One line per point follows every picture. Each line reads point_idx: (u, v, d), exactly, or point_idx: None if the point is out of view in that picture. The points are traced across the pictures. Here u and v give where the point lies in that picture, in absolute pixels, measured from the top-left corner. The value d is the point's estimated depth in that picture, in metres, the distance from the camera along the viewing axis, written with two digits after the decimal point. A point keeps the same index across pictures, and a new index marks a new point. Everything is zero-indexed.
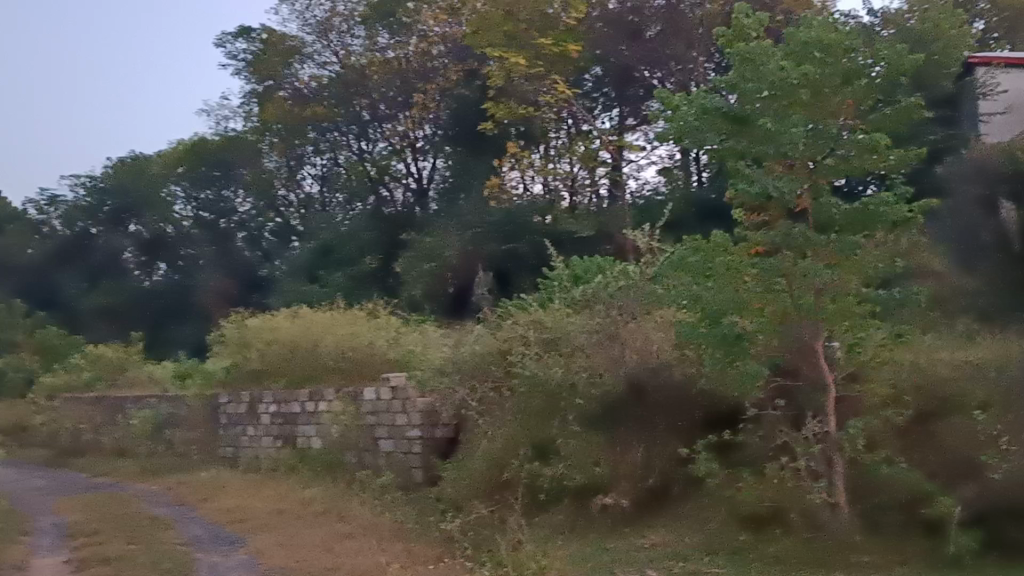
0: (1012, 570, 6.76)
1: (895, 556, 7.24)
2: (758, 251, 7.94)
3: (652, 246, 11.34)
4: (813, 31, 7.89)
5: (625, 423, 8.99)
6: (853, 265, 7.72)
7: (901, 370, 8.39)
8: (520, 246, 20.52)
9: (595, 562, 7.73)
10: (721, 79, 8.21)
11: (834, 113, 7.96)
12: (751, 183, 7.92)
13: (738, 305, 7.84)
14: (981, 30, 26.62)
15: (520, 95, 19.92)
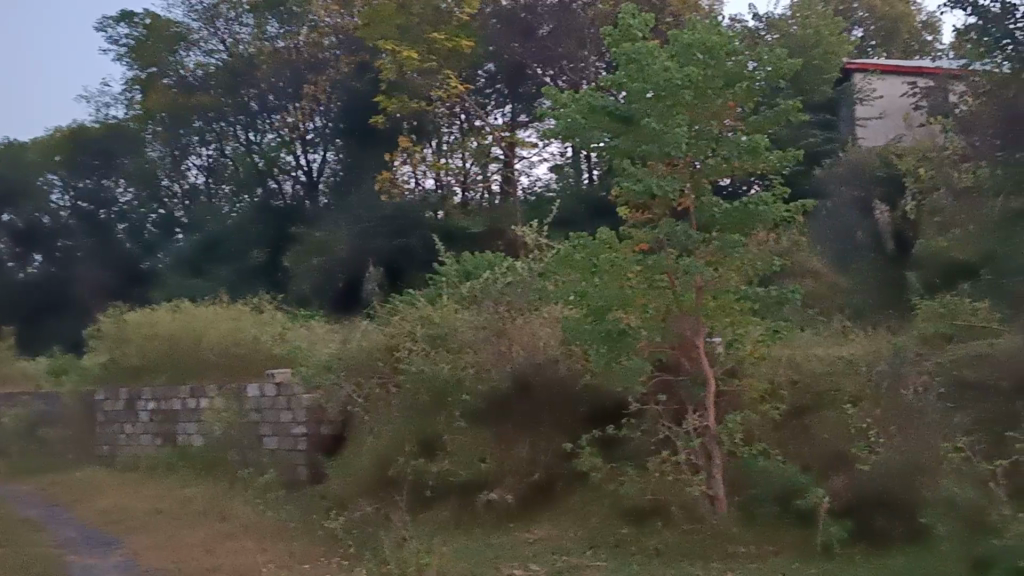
0: (879, 559, 7.03)
1: (770, 546, 7.44)
2: (642, 249, 8.05)
3: (540, 242, 11.41)
4: (697, 34, 8.04)
5: (511, 419, 9.14)
6: (732, 263, 7.90)
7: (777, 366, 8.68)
8: (411, 241, 20.29)
9: (479, 558, 7.73)
10: (607, 79, 8.28)
11: (716, 114, 8.15)
12: (637, 181, 7.99)
13: (622, 300, 7.91)
14: (860, 38, 27.60)
15: (413, 89, 19.80)
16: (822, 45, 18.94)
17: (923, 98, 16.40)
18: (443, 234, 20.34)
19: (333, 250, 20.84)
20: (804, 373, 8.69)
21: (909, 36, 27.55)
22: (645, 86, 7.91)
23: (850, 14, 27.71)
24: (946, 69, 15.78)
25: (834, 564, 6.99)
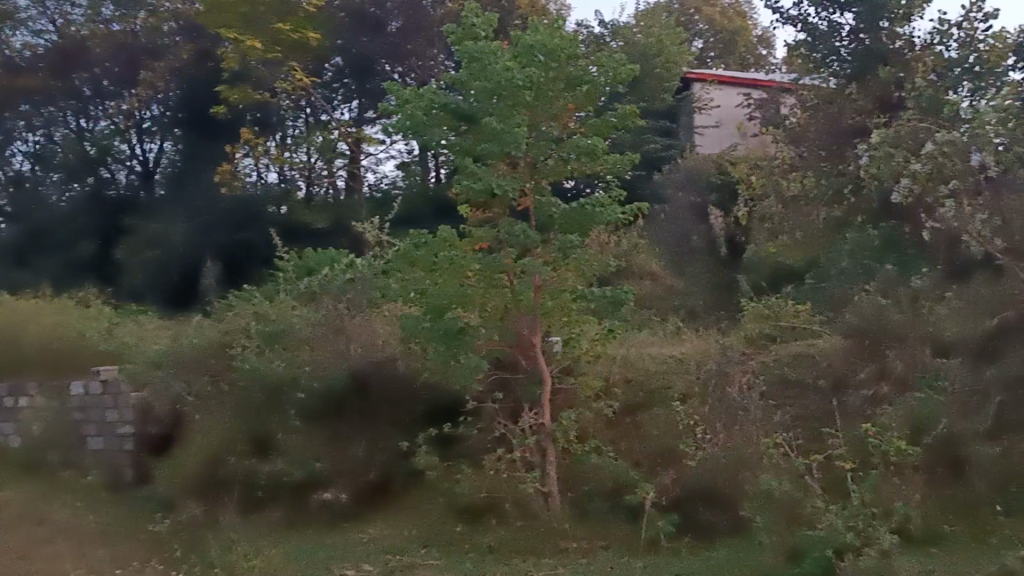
0: (703, 550, 7.29)
1: (600, 540, 7.61)
2: (481, 247, 8.02)
3: (381, 239, 11.30)
4: (538, 36, 8.07)
5: (347, 416, 8.98)
6: (567, 263, 8.01)
7: (611, 364, 8.81)
8: (252, 237, 20.09)
9: (311, 558, 7.60)
10: (449, 76, 8.23)
11: (556, 116, 8.26)
12: (476, 180, 8.01)
13: (461, 298, 7.90)
14: (699, 49, 28.61)
15: (258, 80, 19.26)
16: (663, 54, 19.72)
17: (756, 109, 17.08)
18: (281, 229, 19.98)
19: (170, 244, 19.58)
20: (637, 371, 8.89)
21: (744, 49, 28.68)
22: (488, 84, 7.92)
23: (691, 25, 28.77)
24: (779, 83, 16.53)
25: (659, 557, 7.21)
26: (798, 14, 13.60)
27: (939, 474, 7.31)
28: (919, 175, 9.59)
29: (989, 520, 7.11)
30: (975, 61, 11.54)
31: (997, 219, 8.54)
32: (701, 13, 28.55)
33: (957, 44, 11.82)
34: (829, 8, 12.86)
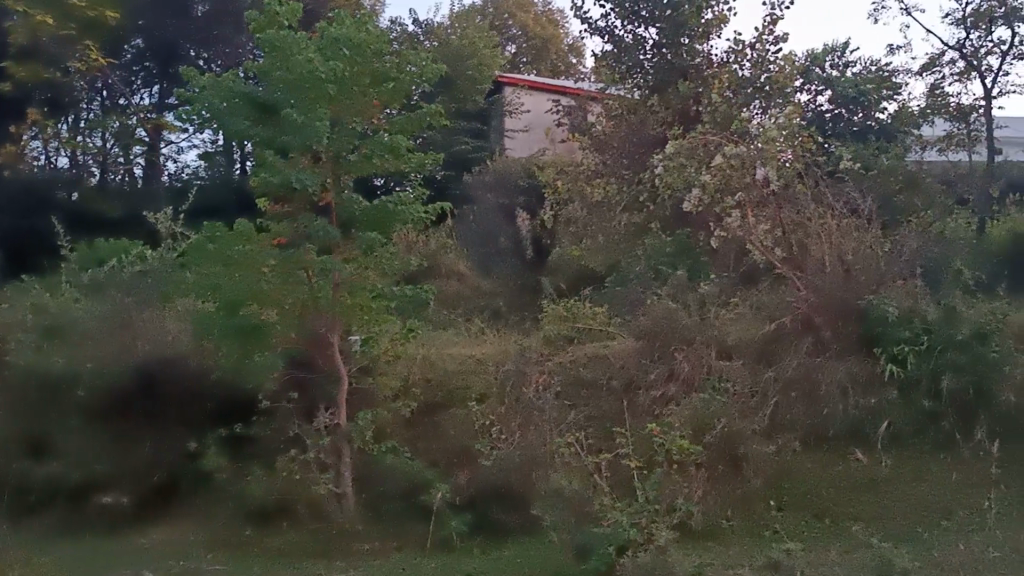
0: (493, 550, 7.36)
1: (393, 542, 7.61)
2: (278, 243, 7.81)
3: (177, 231, 10.80)
4: (344, 29, 7.90)
5: (131, 417, 8.49)
6: (368, 263, 7.94)
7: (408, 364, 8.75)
8: (37, 224, 17.69)
9: (84, 567, 7.17)
10: (250, 64, 7.92)
11: (360, 111, 8.14)
12: (273, 173, 7.74)
13: (256, 293, 7.58)
14: (512, 53, 28.95)
15: (49, 58, 16.53)
16: (475, 56, 20.03)
17: (564, 116, 17.42)
18: (69, 216, 18.49)
19: None
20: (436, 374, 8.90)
21: (556, 56, 29.26)
22: (292, 74, 7.67)
23: (505, 30, 29.20)
24: (586, 90, 16.93)
25: (450, 558, 7.25)
26: (605, 25, 13.99)
27: (719, 471, 7.54)
28: (707, 185, 10.04)
29: (763, 515, 7.46)
30: (765, 80, 12.23)
31: (778, 231, 9.34)
32: (516, 18, 28.98)
33: (749, 64, 12.49)
34: (634, 21, 13.28)
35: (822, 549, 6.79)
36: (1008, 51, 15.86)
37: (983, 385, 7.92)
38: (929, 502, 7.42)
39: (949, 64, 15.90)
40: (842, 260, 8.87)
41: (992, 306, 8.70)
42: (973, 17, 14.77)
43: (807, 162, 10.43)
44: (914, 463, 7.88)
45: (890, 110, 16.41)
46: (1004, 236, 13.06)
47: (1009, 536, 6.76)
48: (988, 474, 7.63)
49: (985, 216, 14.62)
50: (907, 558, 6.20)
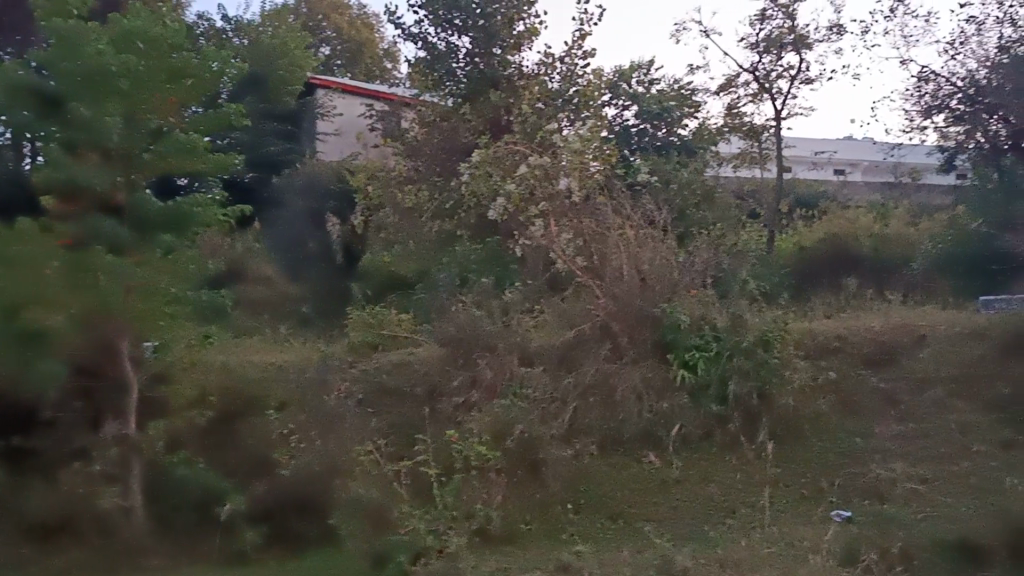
0: (290, 562, 7.20)
1: (184, 557, 7.33)
2: (64, 243, 7.23)
3: None
4: (138, 22, 7.54)
5: None
6: (160, 264, 7.49)
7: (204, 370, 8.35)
8: None
9: None
10: (35, 53, 7.44)
11: (153, 108, 7.68)
12: (56, 169, 7.24)
13: (38, 295, 7.02)
14: (326, 56, 28.33)
15: None
16: (288, 56, 18.44)
17: (378, 121, 17.30)
18: None
19: None
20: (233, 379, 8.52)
21: (371, 61, 29.03)
22: (81, 66, 7.24)
23: (319, 32, 28.48)
24: (400, 97, 16.87)
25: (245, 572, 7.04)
26: (419, 31, 13.99)
27: (518, 476, 7.67)
28: (512, 195, 10.20)
29: (560, 517, 7.62)
30: (574, 94, 12.55)
31: (579, 240, 9.56)
32: (330, 20, 28.40)
33: (559, 77, 12.80)
34: (448, 29, 13.32)
35: (614, 549, 7.07)
36: (795, 77, 16.94)
37: (765, 389, 8.49)
38: (714, 500, 7.81)
39: (743, 86, 16.81)
40: (639, 269, 9.10)
41: (774, 315, 9.25)
42: (766, 43, 15.69)
43: (609, 174, 10.76)
44: (701, 464, 8.22)
45: (689, 127, 17.12)
46: (789, 251, 13.95)
47: (784, 531, 7.19)
48: (768, 472, 8.08)
49: (772, 230, 15.55)
50: (690, 555, 6.50)
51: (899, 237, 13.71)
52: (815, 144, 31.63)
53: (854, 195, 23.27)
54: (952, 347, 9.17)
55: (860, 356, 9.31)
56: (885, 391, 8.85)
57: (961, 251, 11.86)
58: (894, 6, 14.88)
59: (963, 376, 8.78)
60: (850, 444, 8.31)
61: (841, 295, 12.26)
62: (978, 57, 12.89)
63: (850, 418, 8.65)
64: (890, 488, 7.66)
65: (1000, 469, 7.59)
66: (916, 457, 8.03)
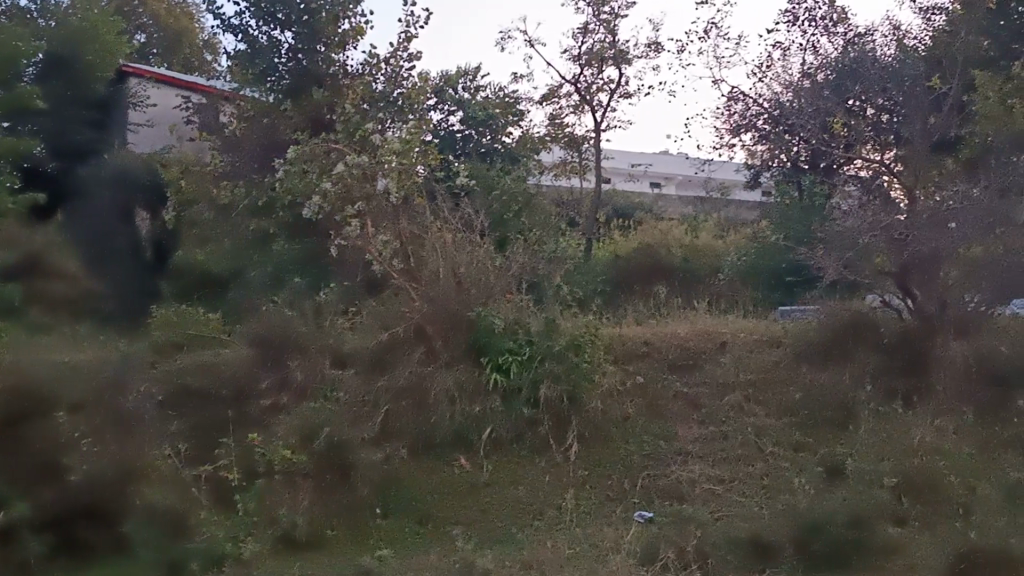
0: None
1: None
2: None
3: None
4: None
5: None
6: None
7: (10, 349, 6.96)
8: None
9: None
10: None
11: None
12: None
13: None
14: (142, 43, 26.87)
15: None
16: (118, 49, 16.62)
17: (194, 114, 16.70)
18: None
19: None
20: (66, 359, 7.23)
21: (190, 52, 27.84)
22: None
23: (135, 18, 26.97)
24: (217, 90, 16.22)
25: None
26: (240, 23, 13.54)
27: (326, 480, 7.56)
28: (328, 194, 9.66)
29: (367, 522, 7.55)
30: (397, 96, 12.08)
31: (396, 243, 9.42)
32: (147, 7, 26.77)
33: (384, 78, 12.24)
34: (270, 23, 12.90)
35: (420, 553, 7.08)
36: (615, 90, 17.41)
37: (574, 394, 8.65)
38: (523, 502, 7.87)
39: (565, 97, 17.15)
40: (454, 272, 9.10)
41: (587, 321, 9.44)
42: (588, 56, 16.04)
43: (428, 177, 10.66)
44: (511, 468, 8.29)
45: (514, 135, 17.32)
46: (606, 259, 14.29)
47: (588, 532, 7.33)
48: (576, 474, 8.24)
49: (590, 238, 15.91)
50: (496, 560, 6.52)
51: (706, 250, 14.49)
52: (633, 157, 32.59)
53: (667, 207, 24.12)
54: (749, 353, 9.65)
55: (665, 362, 9.66)
56: (688, 396, 9.20)
57: (765, 262, 12.73)
58: (708, 28, 15.53)
59: (760, 381, 9.22)
60: (654, 448, 8.55)
61: (651, 303, 12.65)
62: (781, 80, 13.58)
63: (655, 421, 8.92)
64: (689, 489, 7.94)
65: (789, 468, 7.98)
66: (714, 458, 8.35)
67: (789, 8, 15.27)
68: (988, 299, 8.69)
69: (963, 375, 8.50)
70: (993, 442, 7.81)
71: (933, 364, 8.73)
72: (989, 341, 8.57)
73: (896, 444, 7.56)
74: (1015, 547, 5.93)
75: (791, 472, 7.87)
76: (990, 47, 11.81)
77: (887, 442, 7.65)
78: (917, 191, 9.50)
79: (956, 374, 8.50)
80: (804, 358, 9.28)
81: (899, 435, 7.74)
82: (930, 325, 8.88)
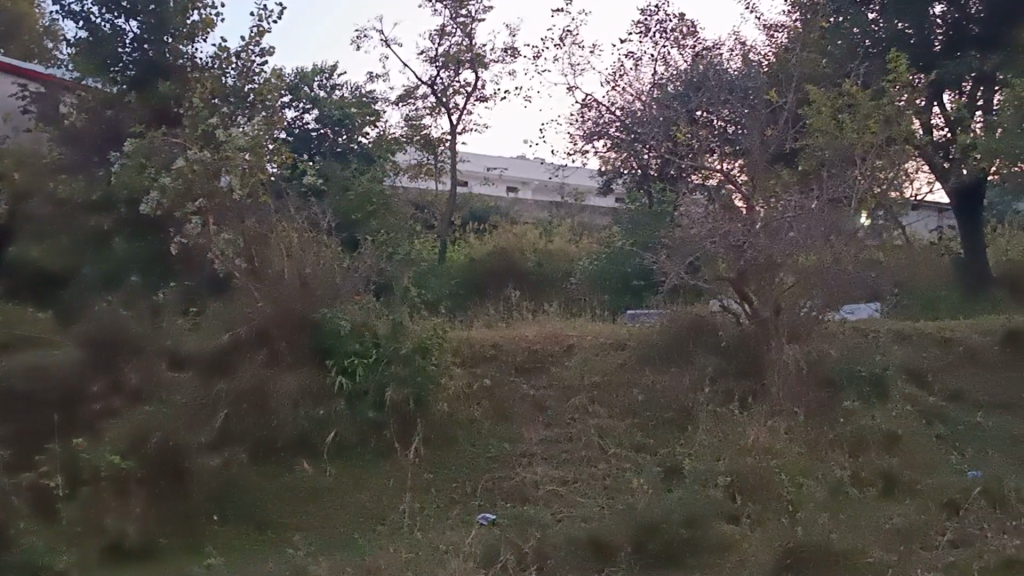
0: None
1: None
2: None
3: None
4: None
5: None
6: None
7: None
8: None
9: None
10: None
11: None
12: None
13: None
14: None
15: None
16: None
17: (31, 103, 15.95)
18: None
19: None
20: None
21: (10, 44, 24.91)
22: None
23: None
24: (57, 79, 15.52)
25: None
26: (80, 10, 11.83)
27: (161, 486, 7.48)
28: (168, 189, 8.71)
29: (202, 529, 7.56)
30: (249, 91, 10.91)
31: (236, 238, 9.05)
32: None
33: (235, 73, 10.98)
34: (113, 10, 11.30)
35: (259, 562, 6.99)
36: (471, 94, 17.46)
37: (421, 397, 8.69)
38: (366, 508, 7.94)
39: (422, 99, 17.07)
40: (300, 273, 8.91)
41: (435, 322, 9.45)
42: (444, 59, 16.00)
43: (277, 177, 10.41)
44: (353, 473, 8.39)
45: (370, 135, 17.10)
46: (459, 261, 14.29)
47: (432, 535, 7.37)
48: (420, 478, 8.33)
49: (445, 240, 15.90)
50: (338, 568, 6.51)
51: (559, 253, 14.72)
52: (485, 161, 32.54)
53: (523, 212, 24.29)
54: (594, 356, 9.81)
55: (511, 364, 9.78)
56: (535, 398, 9.31)
57: (615, 267, 13.01)
58: (563, 35, 15.73)
59: (604, 383, 9.41)
60: (500, 450, 8.66)
61: (503, 306, 12.70)
62: (633, 89, 13.86)
63: (501, 424, 9.03)
64: (532, 491, 8.02)
65: (629, 468, 8.13)
66: (558, 459, 8.47)
67: (641, 19, 15.62)
68: (821, 304, 8.98)
69: (794, 377, 8.84)
70: (820, 442, 8.22)
71: (766, 366, 9.05)
72: (819, 345, 9.11)
73: (730, 442, 7.82)
74: (838, 541, 6.23)
75: (631, 473, 8.04)
76: (826, 66, 12.42)
77: (723, 442, 7.91)
78: (757, 200, 9.84)
79: (788, 377, 8.81)
80: (647, 362, 9.59)
81: (735, 434, 7.99)
82: (764, 328, 9.17)
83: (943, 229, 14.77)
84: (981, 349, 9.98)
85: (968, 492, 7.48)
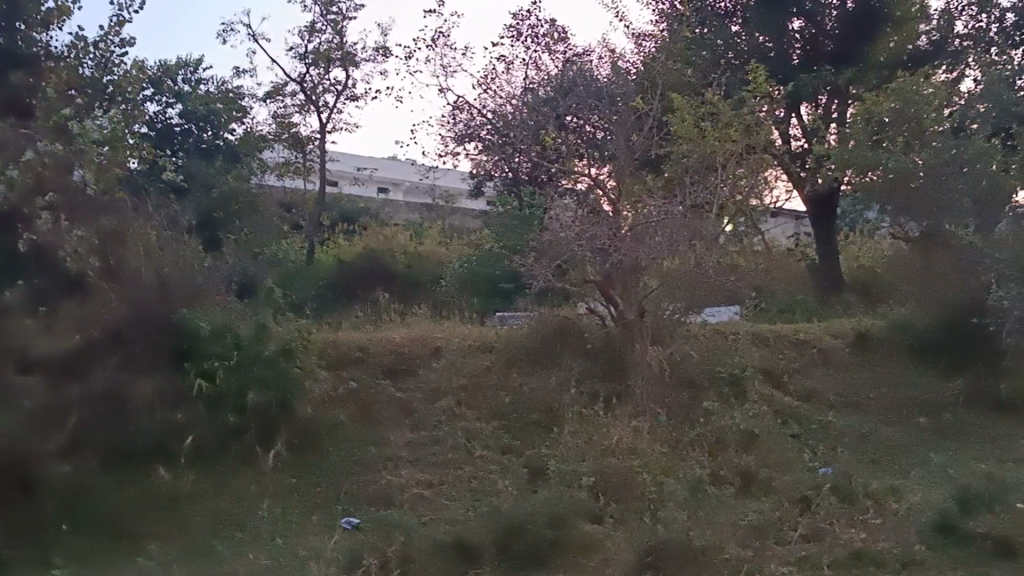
0: None
1: None
2: None
3: None
4: None
5: None
6: None
7: None
8: None
9: None
10: None
11: None
12: None
13: None
14: None
15: None
16: None
17: None
18: None
19: None
20: None
21: None
22: None
23: None
24: None
25: None
26: None
27: None
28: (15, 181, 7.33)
29: (53, 536, 7.33)
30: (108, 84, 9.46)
31: None
32: None
33: (92, 64, 9.37)
34: None
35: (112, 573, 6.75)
36: (341, 93, 17.24)
37: (284, 401, 8.58)
38: (225, 514, 7.83)
39: (291, 96, 16.76)
40: (158, 274, 8.58)
41: (300, 324, 9.33)
42: (313, 56, 15.74)
43: (136, 172, 10.04)
44: (212, 479, 8.23)
45: (237, 132, 16.68)
46: (327, 263, 14.11)
47: (295, 541, 7.28)
48: (283, 483, 8.24)
49: (312, 242, 15.66)
50: None
51: (429, 256, 14.54)
52: (354, 161, 32.21)
53: (394, 213, 24.13)
54: (462, 358, 9.80)
55: (379, 366, 9.73)
56: (401, 401, 9.28)
57: (484, 270, 13.00)
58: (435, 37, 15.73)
59: (472, 385, 9.42)
60: (365, 454, 8.62)
61: (370, 308, 12.61)
62: (503, 93, 13.91)
63: (366, 427, 8.98)
64: (398, 495, 7.98)
65: (495, 470, 8.17)
66: (424, 462, 8.45)
67: (513, 22, 15.71)
68: (683, 306, 9.27)
69: (657, 379, 9.05)
70: (682, 441, 8.43)
71: (630, 368, 9.28)
72: (681, 346, 9.36)
73: (594, 443, 7.97)
74: (697, 537, 6.40)
75: (497, 474, 8.07)
76: (690, 74, 12.78)
77: (587, 442, 8.05)
78: (623, 205, 9.98)
79: (651, 378, 9.01)
80: (516, 364, 9.64)
81: (600, 436, 8.10)
82: (627, 329, 9.41)
83: (799, 235, 15.35)
84: (832, 352, 10.46)
85: (818, 488, 7.77)
